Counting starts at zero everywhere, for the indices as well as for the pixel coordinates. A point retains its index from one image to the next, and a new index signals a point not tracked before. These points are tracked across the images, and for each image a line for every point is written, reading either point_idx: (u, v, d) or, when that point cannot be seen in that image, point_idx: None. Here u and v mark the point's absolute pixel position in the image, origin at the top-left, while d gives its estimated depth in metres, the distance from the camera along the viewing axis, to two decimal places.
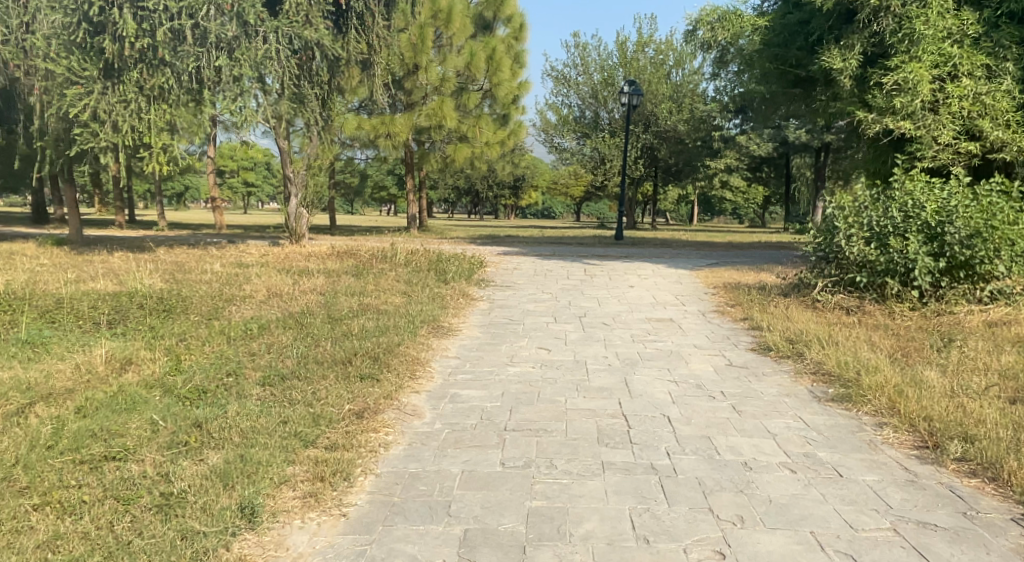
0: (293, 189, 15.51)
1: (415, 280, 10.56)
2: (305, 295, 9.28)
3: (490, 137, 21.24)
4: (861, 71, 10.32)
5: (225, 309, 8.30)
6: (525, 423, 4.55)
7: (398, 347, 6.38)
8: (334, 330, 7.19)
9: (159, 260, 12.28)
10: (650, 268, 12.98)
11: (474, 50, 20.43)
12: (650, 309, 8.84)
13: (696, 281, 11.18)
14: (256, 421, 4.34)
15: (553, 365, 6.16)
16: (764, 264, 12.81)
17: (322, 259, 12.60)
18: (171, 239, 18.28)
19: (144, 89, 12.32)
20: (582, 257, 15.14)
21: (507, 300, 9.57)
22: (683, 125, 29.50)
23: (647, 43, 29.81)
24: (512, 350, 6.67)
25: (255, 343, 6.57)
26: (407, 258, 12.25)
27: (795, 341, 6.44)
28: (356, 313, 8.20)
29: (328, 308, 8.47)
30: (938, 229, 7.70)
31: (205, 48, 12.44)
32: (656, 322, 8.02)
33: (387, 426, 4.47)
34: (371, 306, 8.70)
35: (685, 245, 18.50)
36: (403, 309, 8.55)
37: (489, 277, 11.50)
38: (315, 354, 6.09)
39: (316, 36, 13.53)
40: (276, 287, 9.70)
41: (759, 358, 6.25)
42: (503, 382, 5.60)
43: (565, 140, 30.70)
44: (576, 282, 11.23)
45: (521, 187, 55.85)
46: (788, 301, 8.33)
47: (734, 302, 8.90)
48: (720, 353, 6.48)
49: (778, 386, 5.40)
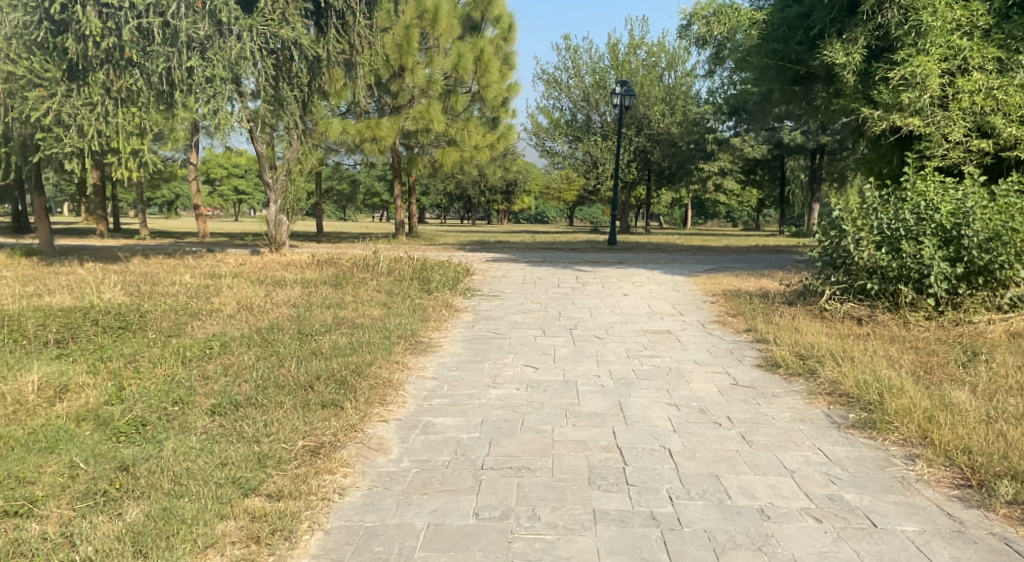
0: (272, 195, 14.94)
1: (397, 290, 9.96)
2: (277, 307, 8.69)
3: (479, 141, 20.68)
4: (865, 66, 9.77)
5: (188, 325, 7.70)
6: (505, 460, 3.96)
7: (369, 367, 5.77)
8: (302, 348, 6.58)
9: (129, 272, 11.67)
10: (645, 274, 12.44)
11: (462, 51, 19.83)
12: (645, 320, 8.27)
13: (693, 288, 10.64)
14: (193, 462, 3.75)
15: (540, 386, 5.56)
16: (764, 270, 12.25)
17: (302, 268, 12.03)
18: (147, 249, 17.66)
19: (112, 91, 11.73)
20: (574, 263, 14.59)
21: (492, 311, 8.98)
22: (676, 128, 29.10)
23: (639, 45, 29.35)
24: (495, 369, 6.08)
25: (210, 364, 5.96)
26: (390, 266, 11.64)
27: (807, 356, 5.87)
28: (329, 328, 7.60)
29: (298, 323, 7.87)
30: (955, 232, 7.16)
31: (176, 48, 11.83)
32: (652, 335, 7.45)
33: (345, 465, 3.86)
34: (347, 320, 8.09)
35: (679, 249, 18.01)
36: (380, 322, 7.95)
37: (476, 286, 10.92)
38: (276, 377, 5.47)
39: (293, 35, 13.07)
40: (247, 299, 9.10)
41: (767, 376, 5.67)
42: (483, 407, 5.00)
43: (556, 143, 30.23)
44: (567, 291, 10.67)
45: (513, 192, 55.31)
46: (794, 310, 7.77)
47: (735, 312, 8.34)
48: (724, 370, 5.90)
49: (792, 410, 4.82)
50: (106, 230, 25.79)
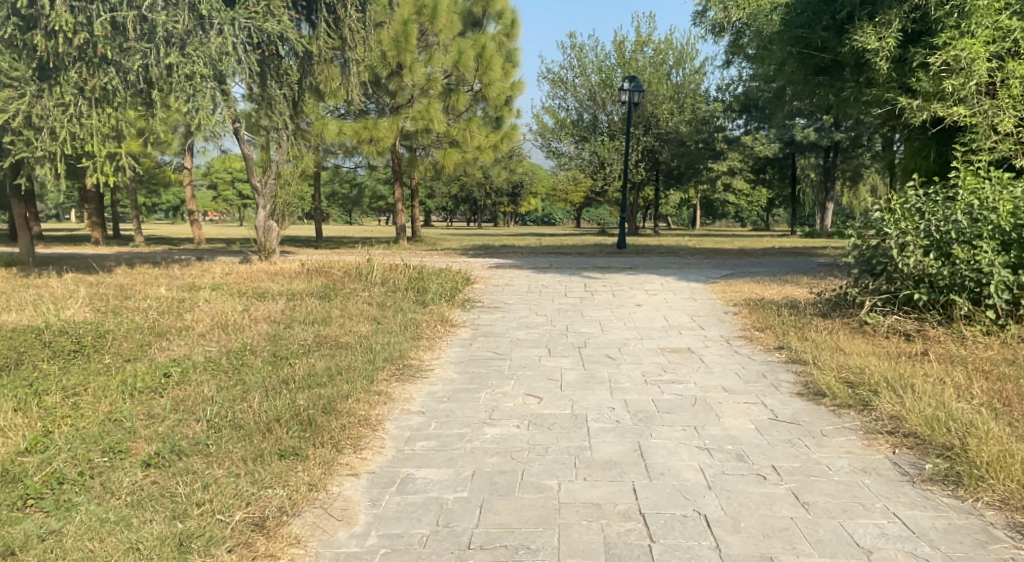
0: (262, 201, 13.89)
1: (389, 302, 9.14)
2: (255, 325, 7.86)
3: (482, 142, 19.88)
4: (901, 52, 8.88)
5: (151, 348, 6.87)
6: (497, 534, 3.15)
7: (344, 400, 4.94)
8: (272, 377, 5.73)
9: (105, 284, 10.89)
10: (659, 281, 11.60)
11: (462, 47, 18.99)
12: (662, 336, 7.40)
13: (712, 298, 9.77)
14: (99, 546, 2.99)
15: (544, 422, 4.72)
16: (786, 275, 11.40)
17: (290, 278, 11.25)
18: (135, 257, 16.88)
19: (85, 91, 10.91)
20: (581, 269, 13.75)
21: (492, 327, 8.14)
22: (686, 126, 28.10)
23: (646, 42, 28.53)
24: (491, 401, 5.23)
25: (161, 399, 5.13)
26: (384, 275, 10.83)
27: (857, 385, 4.98)
28: (309, 349, 6.75)
29: (275, 343, 7.04)
30: (1015, 234, 6.31)
31: (153, 44, 11.06)
32: (672, 354, 6.61)
33: (294, 546, 3.06)
34: (331, 339, 7.25)
35: (692, 253, 17.14)
36: (366, 341, 7.12)
37: (476, 297, 10.10)
38: (231, 417, 4.65)
39: (278, 28, 12.28)
40: (224, 315, 8.29)
41: (812, 410, 4.80)
42: (474, 454, 4.16)
43: (562, 144, 29.42)
44: (575, 301, 9.84)
45: (519, 194, 54.53)
46: (830, 324, 6.92)
47: (763, 326, 7.47)
48: (760, 402, 5.03)
49: (851, 458, 3.95)
50: (101, 237, 25.13)
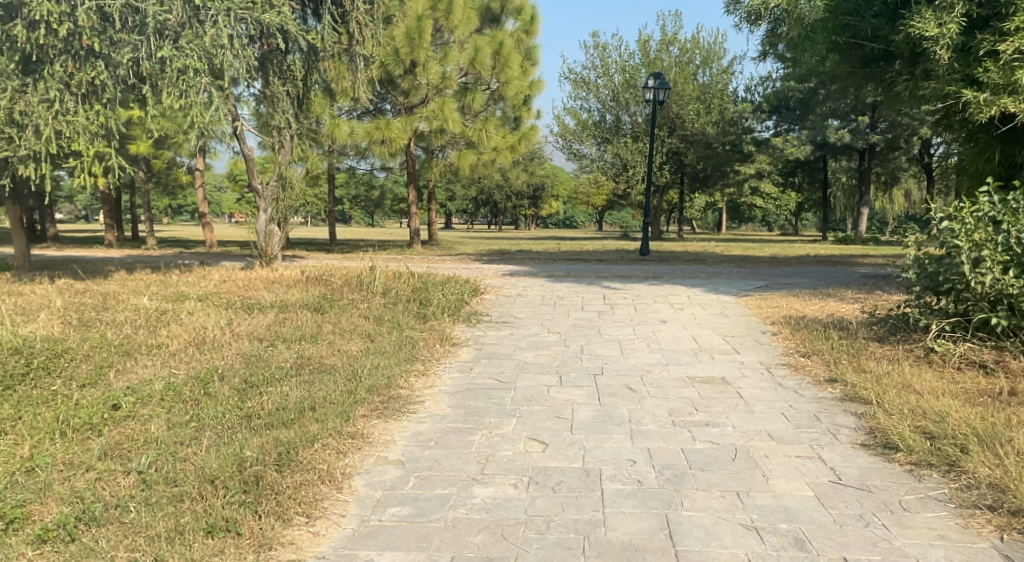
0: (262, 203, 12.87)
1: (388, 317, 8.31)
2: (235, 342, 7.00)
3: (499, 143, 19.09)
4: (964, 39, 7.96)
5: (109, 371, 6.02)
6: None
7: (307, 448, 4.07)
8: (231, 411, 4.86)
9: (90, 292, 10.15)
10: (686, 293, 10.69)
11: (479, 44, 18.16)
12: (691, 362, 6.51)
13: (745, 314, 8.83)
14: None
15: (549, 480, 3.85)
16: (826, 290, 10.44)
17: (287, 286, 10.48)
18: (137, 261, 16.20)
19: (72, 85, 10.11)
20: (601, 278, 12.85)
21: (499, 346, 7.28)
22: (713, 128, 27.01)
23: (672, 41, 27.52)
24: (486, 448, 4.36)
25: (93, 442, 4.29)
26: (387, 285, 10.01)
27: (938, 437, 4.11)
28: (286, 374, 5.88)
29: (249, 365, 6.19)
30: None
31: (144, 36, 10.20)
32: (704, 384, 5.76)
33: None
34: (314, 361, 6.39)
35: (720, 260, 16.14)
36: (353, 365, 6.27)
37: (484, 310, 9.25)
38: (167, 469, 3.80)
39: (277, 20, 11.44)
40: (204, 330, 7.44)
41: (884, 469, 3.92)
42: (457, 530, 3.30)
43: (584, 145, 28.44)
44: (593, 316, 8.97)
45: (541, 197, 53.46)
46: (889, 353, 6.05)
47: (809, 353, 6.55)
48: (816, 456, 4.17)
49: (947, 548, 3.12)
50: (113, 239, 24.71)
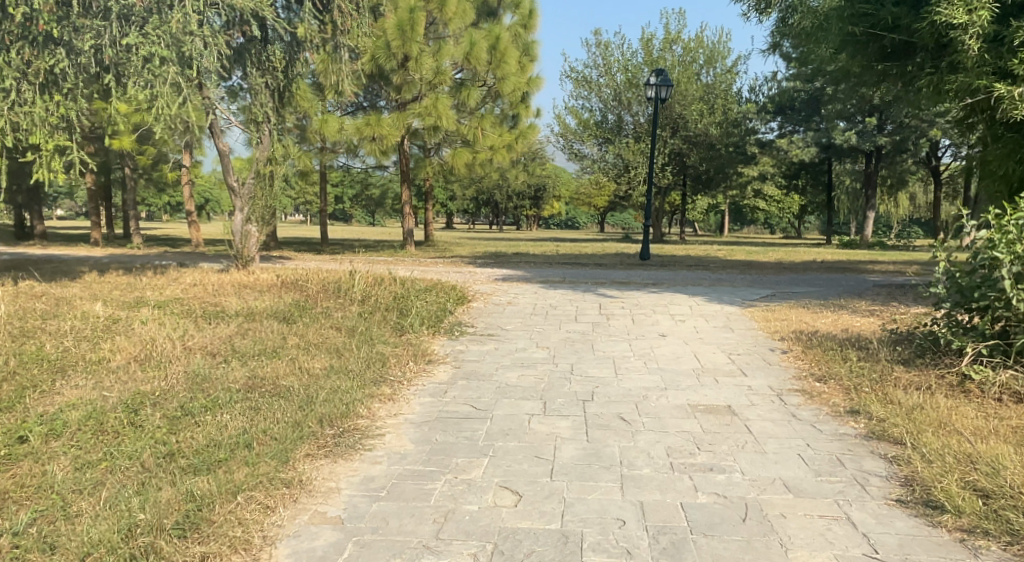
0: (238, 202, 12.03)
1: (362, 329, 7.58)
2: (184, 358, 6.28)
3: (496, 141, 18.38)
4: (996, 29, 7.28)
5: (30, 394, 5.26)
6: None
7: (226, 503, 3.36)
8: (151, 449, 4.13)
9: (47, 296, 9.41)
10: (687, 302, 10.00)
11: (475, 38, 17.33)
12: (692, 385, 5.81)
13: (751, 329, 8.10)
14: None
15: (518, 550, 3.17)
16: (838, 301, 9.75)
17: (260, 292, 9.77)
18: (114, 261, 15.44)
19: (29, 73, 9.25)
20: (598, 284, 12.15)
21: (480, 364, 6.56)
22: (716, 129, 26.25)
23: (675, 40, 26.81)
24: (447, 500, 3.63)
25: None
26: (366, 292, 9.29)
27: (994, 497, 3.47)
28: (231, 399, 5.14)
29: (193, 388, 5.46)
30: None
31: (108, 21, 9.42)
32: (709, 414, 5.06)
33: None
34: (267, 383, 5.64)
35: (723, 266, 15.42)
36: (311, 388, 5.52)
37: (469, 321, 8.53)
38: (47, 531, 3.11)
39: (251, 5, 10.69)
40: (153, 343, 6.70)
41: (928, 538, 3.27)
42: None
43: (585, 146, 27.73)
44: (587, 328, 8.26)
45: (542, 198, 52.68)
46: (919, 382, 5.39)
47: (825, 377, 5.84)
48: (844, 516, 3.49)
49: None
50: (99, 236, 24.00)
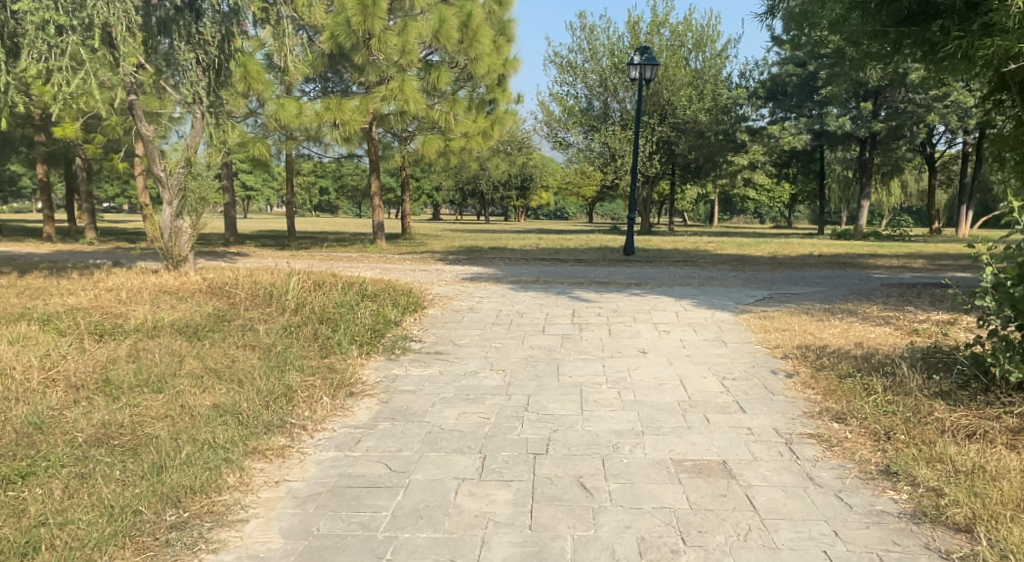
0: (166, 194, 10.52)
1: (279, 349, 6.23)
2: (30, 395, 4.92)
3: (470, 128, 17.04)
4: None
5: None
6: None
7: None
8: None
9: None
10: (674, 307, 8.72)
11: (445, 15, 15.92)
12: (677, 427, 4.53)
13: (748, 342, 6.83)
14: None
15: None
16: (846, 305, 8.50)
17: (181, 300, 8.40)
18: (46, 260, 13.93)
19: None
20: (575, 284, 10.86)
21: (414, 396, 5.26)
22: (705, 115, 24.98)
23: (663, 22, 25.47)
24: None
25: None
26: (300, 300, 7.91)
27: None
28: (55, 464, 3.80)
29: (14, 445, 4.09)
30: None
31: None
32: (698, 475, 3.81)
33: None
34: (122, 434, 4.28)
35: (714, 261, 14.17)
36: (174, 441, 4.14)
37: (416, 334, 7.23)
38: None
39: None
40: (4, 373, 5.34)
41: None
42: None
43: (569, 134, 26.26)
44: (555, 341, 6.98)
45: (528, 189, 51.28)
46: (971, 429, 4.15)
47: (845, 415, 4.60)
48: None
49: None
50: (52, 231, 22.45)
